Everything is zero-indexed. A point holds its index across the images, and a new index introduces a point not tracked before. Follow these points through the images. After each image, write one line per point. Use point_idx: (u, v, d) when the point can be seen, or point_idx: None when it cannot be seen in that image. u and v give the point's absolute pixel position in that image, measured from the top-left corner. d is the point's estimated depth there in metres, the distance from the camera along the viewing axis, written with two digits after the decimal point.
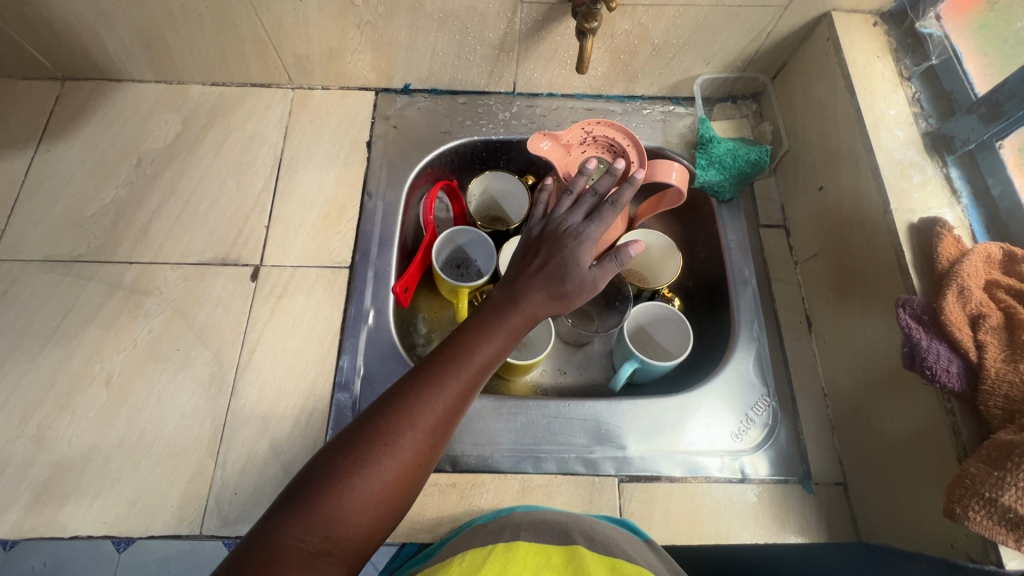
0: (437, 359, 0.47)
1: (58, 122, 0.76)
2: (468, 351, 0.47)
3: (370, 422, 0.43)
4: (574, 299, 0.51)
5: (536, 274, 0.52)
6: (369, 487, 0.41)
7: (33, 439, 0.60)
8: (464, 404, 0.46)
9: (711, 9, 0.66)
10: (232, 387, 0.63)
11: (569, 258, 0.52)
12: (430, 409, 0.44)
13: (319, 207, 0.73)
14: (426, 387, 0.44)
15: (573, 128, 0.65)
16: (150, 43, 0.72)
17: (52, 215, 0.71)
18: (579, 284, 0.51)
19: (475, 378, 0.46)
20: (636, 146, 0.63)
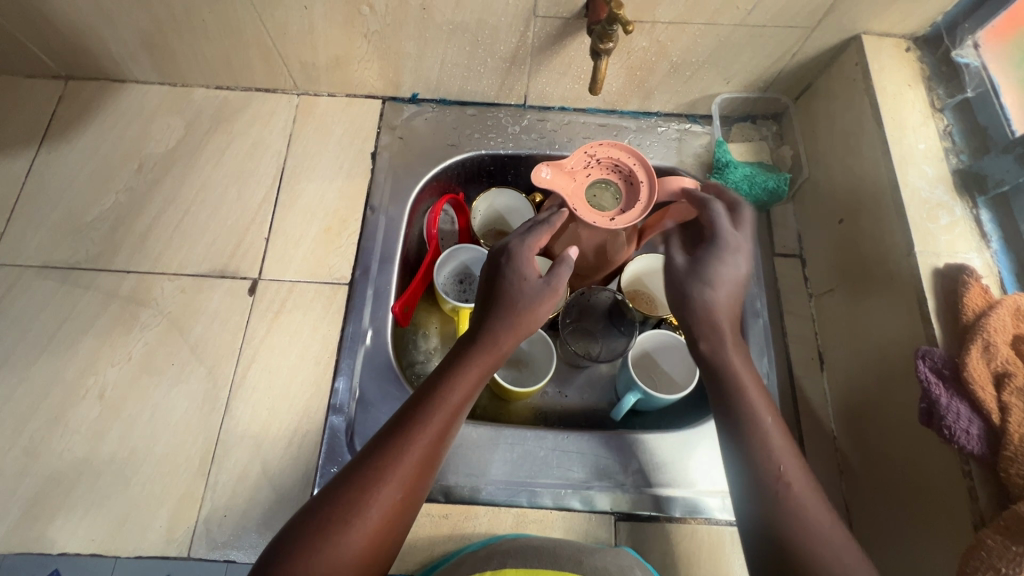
0: (407, 413, 0.46)
1: (60, 123, 0.75)
2: (437, 399, 0.46)
3: (341, 485, 0.43)
4: (535, 312, 0.51)
5: (491, 305, 0.51)
6: (343, 549, 0.40)
7: (25, 450, 0.59)
8: (436, 453, 0.45)
9: (734, 28, 0.63)
10: (225, 406, 0.62)
11: (517, 278, 0.52)
12: (400, 463, 0.43)
13: (321, 220, 0.71)
14: (396, 443, 0.44)
15: (574, 154, 0.60)
16: (152, 45, 0.70)
17: (52, 220, 0.70)
18: (537, 298, 0.51)
19: (446, 427, 0.46)
20: (644, 167, 0.59)
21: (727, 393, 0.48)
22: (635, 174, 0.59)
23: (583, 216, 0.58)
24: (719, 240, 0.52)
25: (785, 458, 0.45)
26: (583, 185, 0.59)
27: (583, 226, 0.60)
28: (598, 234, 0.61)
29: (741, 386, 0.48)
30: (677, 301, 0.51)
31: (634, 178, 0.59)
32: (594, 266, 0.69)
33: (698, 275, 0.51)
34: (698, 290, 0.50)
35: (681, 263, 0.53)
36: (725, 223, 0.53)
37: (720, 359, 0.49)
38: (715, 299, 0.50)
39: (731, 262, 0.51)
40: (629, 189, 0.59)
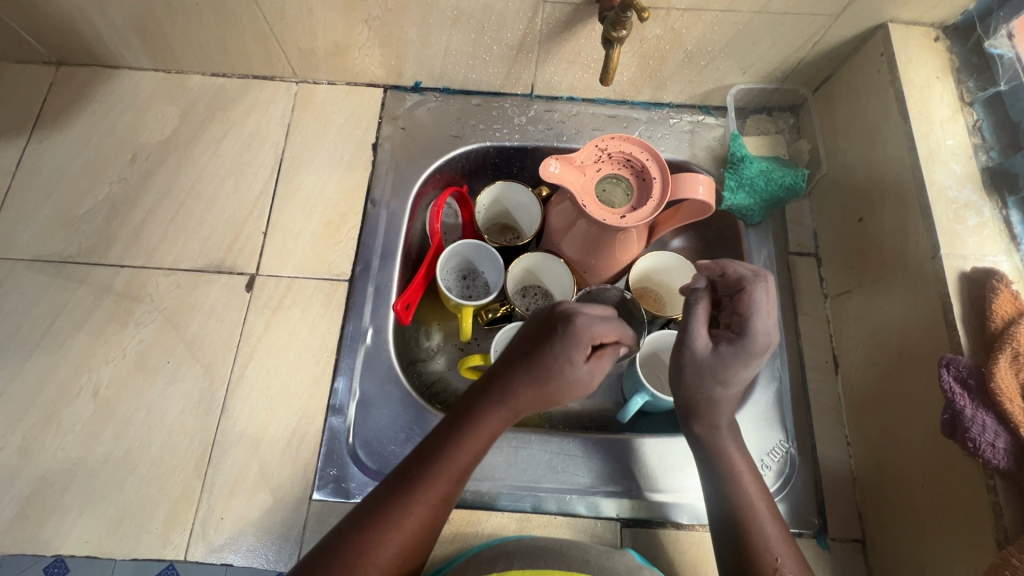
0: (414, 472, 0.47)
1: (51, 111, 0.73)
2: (442, 466, 0.47)
3: (347, 537, 0.45)
4: (564, 394, 0.49)
5: (525, 377, 0.49)
6: None
7: (18, 450, 0.58)
8: (435, 520, 0.47)
9: (753, 16, 0.60)
10: (222, 406, 0.60)
11: (564, 359, 0.48)
12: (400, 528, 0.45)
13: (320, 213, 0.69)
14: (401, 505, 0.45)
15: (586, 146, 0.57)
16: (145, 30, 0.68)
17: (44, 212, 0.68)
18: (573, 383, 0.49)
19: (447, 494, 0.47)
20: (658, 162, 0.57)
21: (722, 475, 0.52)
22: (648, 170, 0.57)
23: (594, 213, 0.56)
24: (751, 344, 0.50)
25: (779, 545, 0.49)
26: (594, 181, 0.57)
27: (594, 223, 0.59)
28: (608, 232, 0.59)
29: (735, 472, 0.52)
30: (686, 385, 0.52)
31: (646, 174, 0.57)
32: (601, 264, 0.67)
33: (716, 373, 0.50)
34: (711, 386, 0.51)
35: (703, 351, 0.51)
36: (761, 322, 0.50)
37: (712, 443, 0.53)
38: (718, 391, 0.51)
39: (754, 367, 0.50)
40: (642, 185, 0.57)
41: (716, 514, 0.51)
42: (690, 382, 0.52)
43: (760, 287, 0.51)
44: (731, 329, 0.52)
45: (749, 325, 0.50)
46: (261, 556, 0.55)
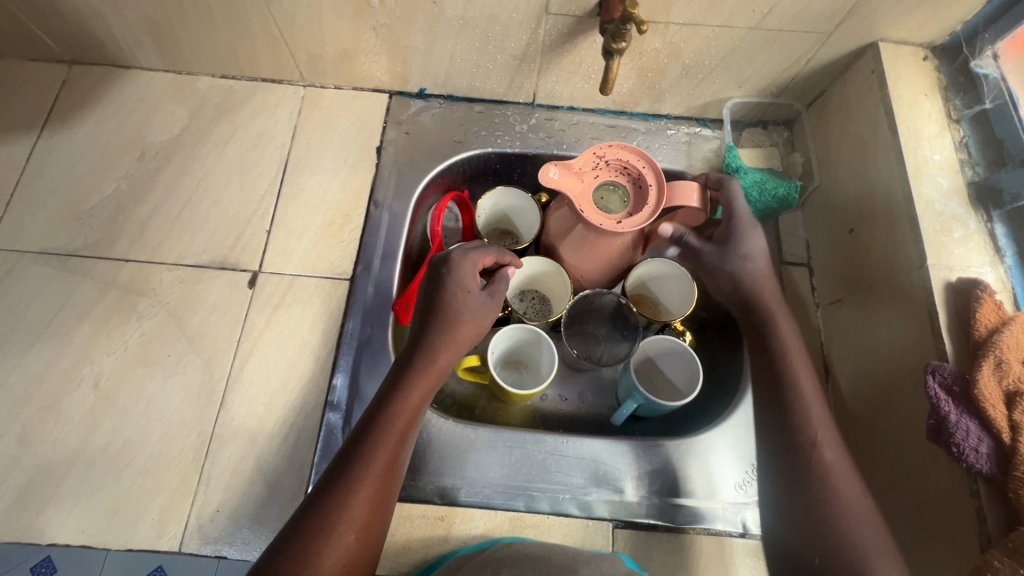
0: (356, 446, 0.48)
1: (63, 108, 0.74)
2: (379, 434, 0.48)
3: (305, 522, 0.44)
4: (475, 327, 0.55)
5: (430, 323, 0.54)
6: None
7: (17, 439, 0.58)
8: (386, 488, 0.47)
9: (749, 32, 0.63)
10: (221, 400, 0.61)
11: (459, 294, 0.54)
12: (352, 502, 0.45)
13: (323, 213, 0.71)
14: (350, 478, 0.46)
15: (584, 154, 0.59)
16: (158, 32, 0.69)
17: (51, 206, 0.69)
18: (478, 314, 0.55)
19: (393, 457, 0.48)
20: (653, 171, 0.58)
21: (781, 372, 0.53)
22: (644, 179, 0.58)
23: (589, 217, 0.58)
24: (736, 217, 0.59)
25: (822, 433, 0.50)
26: (590, 187, 0.59)
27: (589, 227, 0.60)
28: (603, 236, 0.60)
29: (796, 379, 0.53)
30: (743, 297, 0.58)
31: (642, 182, 0.58)
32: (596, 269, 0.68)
33: (732, 256, 0.59)
34: (737, 263, 0.59)
35: (711, 245, 0.60)
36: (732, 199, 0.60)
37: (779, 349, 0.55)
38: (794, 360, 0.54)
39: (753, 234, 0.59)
40: (637, 192, 0.59)
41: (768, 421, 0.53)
42: (717, 278, 0.60)
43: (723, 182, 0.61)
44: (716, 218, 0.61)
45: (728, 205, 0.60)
46: (256, 549, 0.55)
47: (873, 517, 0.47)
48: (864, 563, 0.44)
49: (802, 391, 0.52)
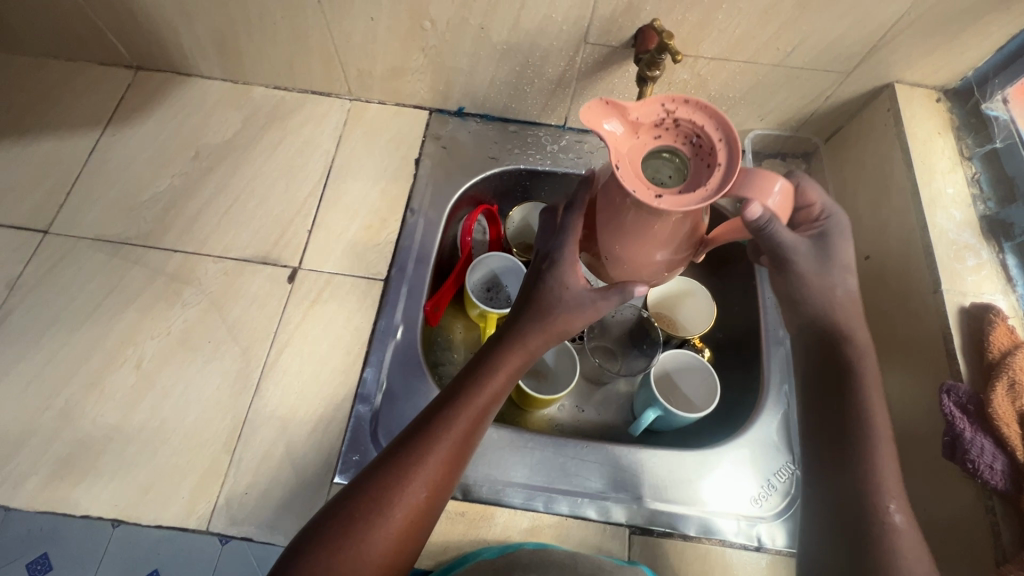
0: (437, 411, 0.50)
1: (127, 109, 0.79)
2: (461, 402, 0.49)
3: (376, 475, 0.47)
4: (572, 319, 0.52)
5: (527, 307, 0.53)
6: (373, 540, 0.45)
7: (60, 412, 0.61)
8: (458, 458, 0.49)
9: (772, 68, 0.67)
10: (256, 387, 0.64)
11: (558, 286, 0.52)
12: (424, 464, 0.47)
13: (362, 217, 0.75)
14: (426, 441, 0.48)
15: (650, 99, 0.44)
16: (224, 43, 0.75)
17: (109, 197, 0.73)
18: (574, 308, 0.52)
19: (470, 429, 0.49)
20: (731, 146, 0.42)
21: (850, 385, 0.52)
22: (714, 154, 0.42)
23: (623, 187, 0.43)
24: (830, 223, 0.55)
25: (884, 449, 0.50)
26: (641, 147, 0.44)
27: (624, 201, 0.45)
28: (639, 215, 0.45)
29: (865, 389, 0.52)
30: (835, 326, 0.55)
31: (710, 157, 0.42)
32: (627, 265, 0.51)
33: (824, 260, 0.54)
34: (840, 279, 0.55)
35: (809, 249, 0.54)
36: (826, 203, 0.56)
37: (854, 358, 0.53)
38: (879, 443, 0.49)
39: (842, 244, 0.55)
40: (697, 169, 0.43)
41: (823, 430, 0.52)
42: (807, 288, 0.55)
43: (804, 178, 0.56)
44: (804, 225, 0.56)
45: (821, 217, 0.56)
46: (280, 532, 0.57)
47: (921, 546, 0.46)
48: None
49: (869, 403, 0.51)
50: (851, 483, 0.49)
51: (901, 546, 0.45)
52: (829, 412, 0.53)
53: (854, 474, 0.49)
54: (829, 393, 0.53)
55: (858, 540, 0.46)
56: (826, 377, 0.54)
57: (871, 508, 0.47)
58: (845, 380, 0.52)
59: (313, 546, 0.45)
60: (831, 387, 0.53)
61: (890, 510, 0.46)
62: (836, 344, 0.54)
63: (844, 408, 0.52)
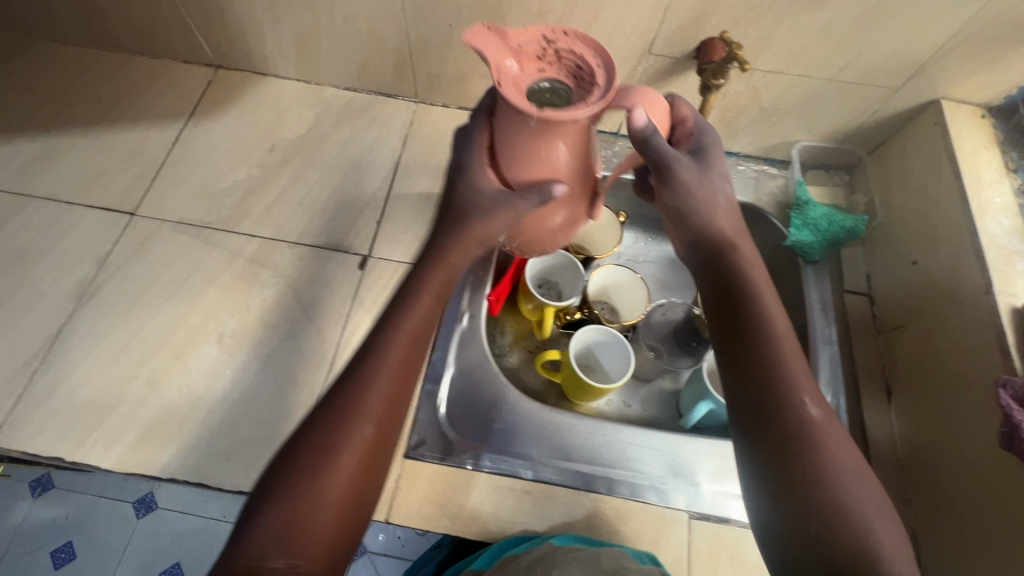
0: (368, 350, 0.46)
1: (207, 104, 0.84)
2: (390, 331, 0.46)
3: (307, 429, 0.42)
4: (494, 223, 0.48)
5: (445, 215, 0.51)
6: (324, 492, 0.40)
7: (148, 382, 0.64)
8: (399, 393, 0.45)
9: (825, 82, 0.72)
10: (330, 365, 0.67)
11: (472, 188, 0.49)
12: (363, 401, 0.43)
13: (427, 211, 0.78)
14: (360, 379, 0.44)
15: (528, 30, 0.42)
16: (305, 45, 0.80)
17: (191, 183, 0.77)
18: (489, 210, 0.48)
19: (407, 357, 0.46)
20: (609, 70, 0.40)
21: (746, 296, 0.45)
22: (596, 79, 0.41)
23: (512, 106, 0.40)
24: (708, 141, 0.52)
25: (802, 367, 0.42)
26: (527, 75, 0.42)
27: (518, 127, 0.42)
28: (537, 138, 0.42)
29: (761, 304, 0.44)
30: (723, 244, 0.48)
31: (590, 84, 0.41)
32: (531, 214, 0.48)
33: (709, 171, 0.49)
34: (719, 185, 0.49)
35: (688, 157, 0.49)
36: (711, 132, 0.52)
37: (748, 269, 0.46)
38: (779, 339, 0.43)
39: (725, 166, 0.51)
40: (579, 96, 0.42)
41: (733, 353, 0.43)
42: (694, 198, 0.48)
43: (685, 103, 0.54)
44: (683, 146, 0.52)
45: (695, 131, 0.53)
46: None
47: (860, 464, 0.40)
48: (854, 506, 0.37)
49: (773, 318, 0.44)
50: (764, 392, 0.41)
51: (826, 442, 0.39)
52: (729, 339, 0.44)
53: (787, 398, 0.40)
54: (729, 313, 0.45)
55: (806, 474, 0.38)
56: (717, 296, 0.46)
57: (804, 439, 0.39)
58: (743, 298, 0.45)
59: (267, 510, 0.39)
60: (723, 302, 0.45)
61: (806, 403, 0.40)
62: (728, 265, 0.47)
63: (750, 325, 0.43)
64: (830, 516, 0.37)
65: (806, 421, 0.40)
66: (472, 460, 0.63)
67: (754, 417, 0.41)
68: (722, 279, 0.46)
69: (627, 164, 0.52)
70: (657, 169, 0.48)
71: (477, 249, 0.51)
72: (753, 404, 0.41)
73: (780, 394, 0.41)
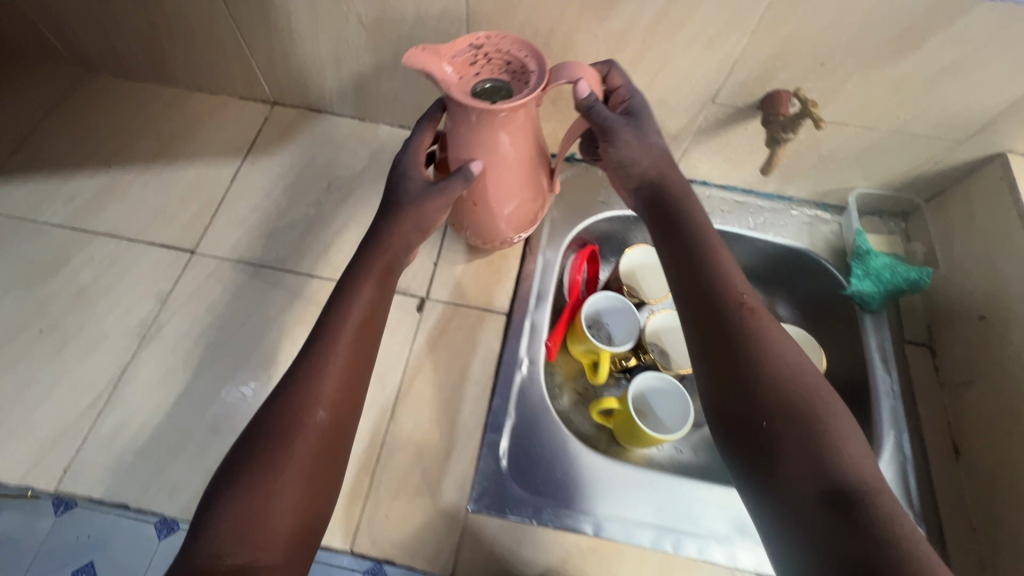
0: (312, 352, 0.53)
1: (264, 140, 0.85)
2: (335, 328, 0.54)
3: (265, 426, 0.50)
4: (422, 206, 0.58)
5: (386, 206, 0.60)
6: (286, 473, 0.48)
7: (210, 426, 0.64)
8: (348, 384, 0.53)
9: (888, 133, 0.71)
10: (392, 412, 0.67)
11: (406, 181, 0.60)
12: (314, 391, 0.51)
13: (483, 253, 0.79)
14: (308, 379, 0.52)
15: (459, 43, 0.57)
16: (364, 87, 0.81)
17: (250, 221, 0.78)
18: (421, 194, 0.58)
19: (352, 347, 0.54)
20: (533, 58, 0.57)
21: (702, 242, 0.57)
22: (525, 66, 0.58)
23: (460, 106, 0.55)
24: (637, 102, 0.61)
25: (746, 294, 0.55)
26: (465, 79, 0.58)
27: (466, 123, 0.57)
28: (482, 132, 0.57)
29: (713, 248, 0.57)
30: (677, 196, 0.60)
31: (523, 71, 0.58)
32: (487, 189, 0.63)
33: (644, 129, 0.60)
34: (655, 141, 0.60)
35: (622, 119, 0.59)
36: (640, 96, 0.62)
37: (698, 218, 0.59)
38: (732, 276, 0.55)
39: (650, 124, 0.61)
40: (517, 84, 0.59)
41: (693, 289, 0.55)
42: (632, 155, 0.59)
43: (615, 69, 0.63)
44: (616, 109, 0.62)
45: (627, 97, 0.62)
46: (420, 555, 0.60)
47: (800, 363, 0.52)
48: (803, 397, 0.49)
49: (721, 257, 0.56)
50: (721, 316, 0.53)
51: (769, 343, 0.52)
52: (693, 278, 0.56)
53: (741, 323, 0.52)
54: (688, 256, 0.56)
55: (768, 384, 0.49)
56: (676, 241, 0.58)
57: (757, 354, 0.51)
58: (697, 245, 0.57)
59: (221, 508, 0.46)
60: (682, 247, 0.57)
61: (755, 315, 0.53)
62: (684, 215, 0.59)
63: (704, 265, 0.56)
64: (793, 408, 0.48)
65: (756, 337, 0.52)
66: (535, 514, 0.61)
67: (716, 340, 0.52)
68: (681, 225, 0.58)
69: (573, 134, 0.63)
70: (601, 132, 0.59)
71: (415, 234, 0.60)
72: (715, 331, 0.53)
73: (731, 317, 0.53)
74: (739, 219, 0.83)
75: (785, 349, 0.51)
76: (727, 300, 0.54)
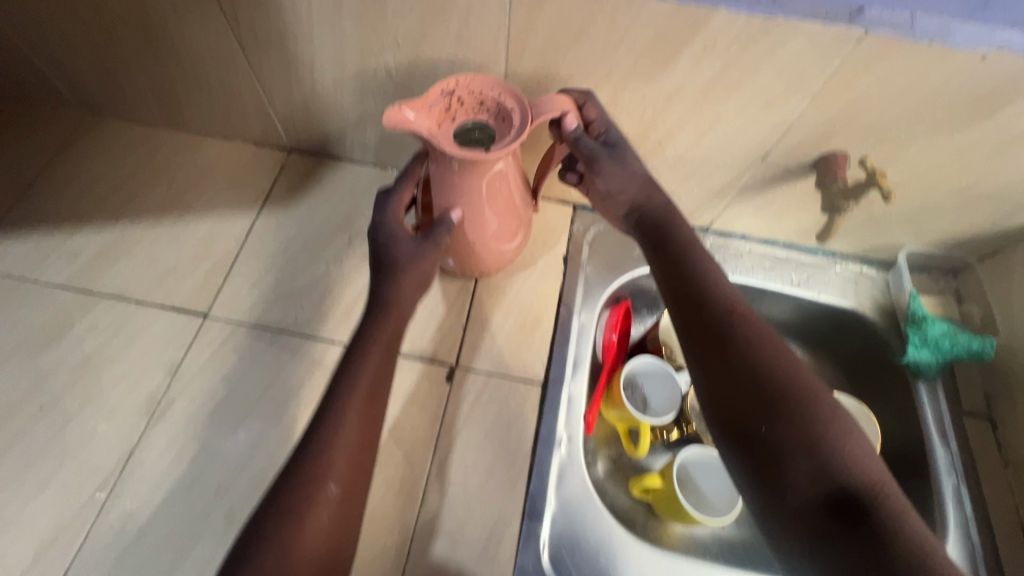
0: (324, 417, 0.50)
1: (282, 190, 0.80)
2: (348, 392, 0.51)
3: (276, 500, 0.46)
4: (419, 266, 0.57)
5: (377, 270, 0.58)
6: (300, 554, 0.44)
7: (226, 516, 0.59)
8: (364, 451, 0.50)
9: (947, 196, 0.68)
10: (422, 496, 0.63)
11: (393, 242, 0.57)
12: (330, 462, 0.48)
13: (515, 314, 0.74)
14: (323, 449, 0.48)
15: (431, 93, 0.54)
16: (389, 136, 0.77)
17: (266, 280, 0.73)
18: (415, 256, 0.57)
19: (368, 411, 0.51)
20: (510, 95, 0.54)
21: (690, 257, 0.57)
22: (503, 105, 0.55)
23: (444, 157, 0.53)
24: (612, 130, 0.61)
25: (737, 305, 0.54)
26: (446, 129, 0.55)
27: (450, 171, 0.55)
28: (466, 179, 0.55)
29: (702, 262, 0.57)
30: (666, 212, 0.60)
31: (503, 110, 0.55)
32: (476, 232, 0.62)
33: (624, 151, 0.60)
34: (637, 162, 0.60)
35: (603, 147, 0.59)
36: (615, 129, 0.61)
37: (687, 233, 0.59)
38: (722, 291, 0.55)
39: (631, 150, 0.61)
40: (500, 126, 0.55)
41: (683, 308, 0.55)
42: (616, 183, 0.60)
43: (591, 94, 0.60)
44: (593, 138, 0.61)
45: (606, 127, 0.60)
46: None
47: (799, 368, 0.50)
48: (802, 403, 0.48)
49: (710, 271, 0.57)
50: (715, 332, 0.53)
51: (764, 352, 0.51)
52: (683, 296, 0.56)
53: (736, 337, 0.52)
54: (679, 273, 0.57)
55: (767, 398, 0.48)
56: (665, 258, 0.58)
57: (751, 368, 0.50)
58: (685, 261, 0.57)
59: None
60: (673, 264, 0.57)
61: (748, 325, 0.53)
62: (673, 230, 0.59)
63: (694, 280, 0.56)
64: (795, 417, 0.47)
65: (750, 348, 0.51)
66: None
67: (709, 357, 0.52)
68: (673, 242, 0.58)
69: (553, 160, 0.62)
70: (585, 163, 0.59)
71: (418, 293, 0.58)
72: (707, 349, 0.52)
73: (723, 331, 0.52)
74: (782, 276, 0.78)
75: (782, 358, 0.50)
76: (718, 314, 0.53)
